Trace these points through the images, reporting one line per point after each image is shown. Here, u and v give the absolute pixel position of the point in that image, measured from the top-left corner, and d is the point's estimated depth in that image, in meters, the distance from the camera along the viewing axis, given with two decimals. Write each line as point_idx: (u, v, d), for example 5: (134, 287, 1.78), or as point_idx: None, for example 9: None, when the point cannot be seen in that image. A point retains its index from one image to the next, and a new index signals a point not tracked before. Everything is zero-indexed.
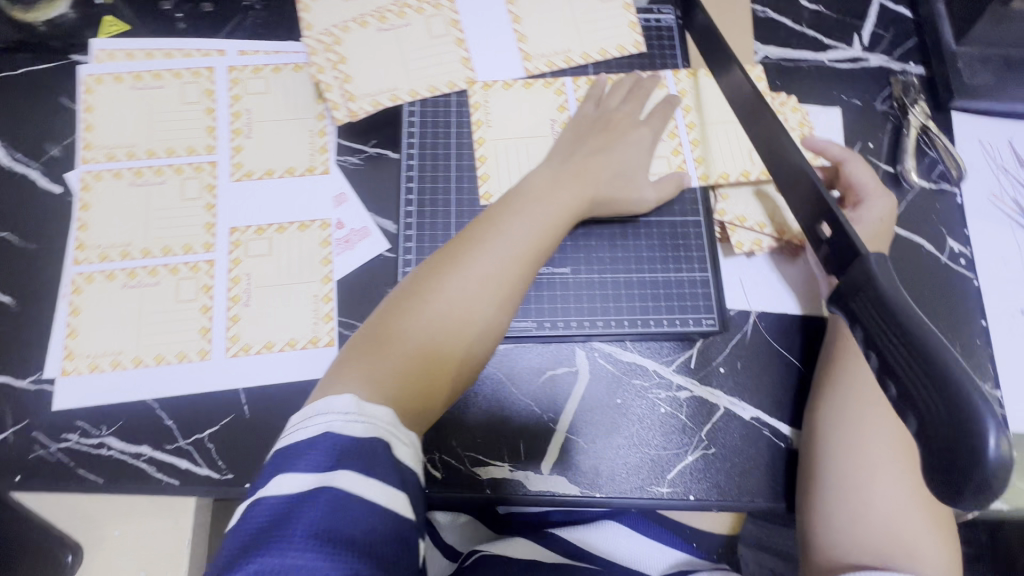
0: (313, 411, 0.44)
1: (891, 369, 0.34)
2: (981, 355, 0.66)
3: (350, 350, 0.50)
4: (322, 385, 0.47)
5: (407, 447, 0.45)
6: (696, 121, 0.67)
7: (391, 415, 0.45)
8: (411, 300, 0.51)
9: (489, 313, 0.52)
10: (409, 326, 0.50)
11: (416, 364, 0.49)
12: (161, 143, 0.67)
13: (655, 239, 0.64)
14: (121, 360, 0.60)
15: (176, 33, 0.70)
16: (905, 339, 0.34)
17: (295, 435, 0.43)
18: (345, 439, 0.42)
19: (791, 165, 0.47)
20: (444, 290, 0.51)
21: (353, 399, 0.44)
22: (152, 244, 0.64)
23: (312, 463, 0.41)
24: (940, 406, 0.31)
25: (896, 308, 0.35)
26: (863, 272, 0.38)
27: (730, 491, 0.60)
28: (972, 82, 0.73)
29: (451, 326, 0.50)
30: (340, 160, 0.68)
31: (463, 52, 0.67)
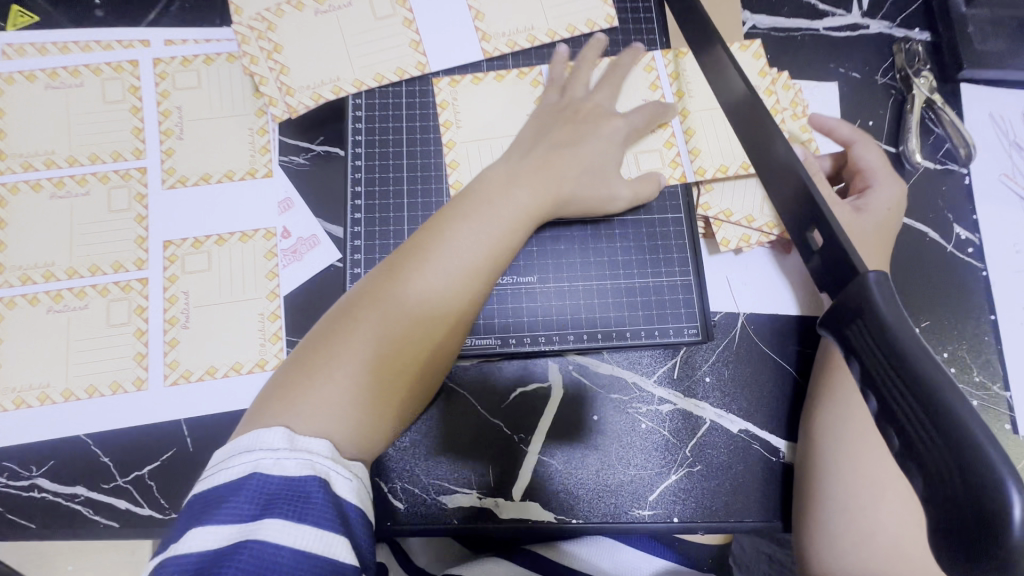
0: (240, 448, 0.40)
1: (892, 414, 0.29)
2: (989, 353, 0.61)
3: (277, 383, 0.44)
4: (250, 416, 0.43)
5: (348, 480, 0.40)
6: (686, 107, 0.60)
7: (328, 446, 0.41)
8: (347, 323, 0.45)
9: (437, 334, 0.46)
10: (342, 353, 0.44)
11: (355, 397, 0.43)
12: (83, 150, 0.60)
13: (631, 241, 0.59)
14: (49, 394, 0.55)
15: (93, 22, 0.62)
16: (908, 379, 0.28)
17: (219, 476, 0.39)
18: (274, 481, 0.38)
19: (772, 158, 0.41)
20: (384, 311, 0.45)
21: (284, 432, 0.40)
22: (78, 263, 0.58)
23: (235, 511, 0.37)
24: (949, 464, 0.26)
25: (897, 340, 0.29)
26: (860, 293, 0.32)
27: (717, 512, 0.55)
28: (983, 49, 0.66)
29: (391, 351, 0.45)
30: (283, 161, 0.61)
31: (412, 34, 0.60)
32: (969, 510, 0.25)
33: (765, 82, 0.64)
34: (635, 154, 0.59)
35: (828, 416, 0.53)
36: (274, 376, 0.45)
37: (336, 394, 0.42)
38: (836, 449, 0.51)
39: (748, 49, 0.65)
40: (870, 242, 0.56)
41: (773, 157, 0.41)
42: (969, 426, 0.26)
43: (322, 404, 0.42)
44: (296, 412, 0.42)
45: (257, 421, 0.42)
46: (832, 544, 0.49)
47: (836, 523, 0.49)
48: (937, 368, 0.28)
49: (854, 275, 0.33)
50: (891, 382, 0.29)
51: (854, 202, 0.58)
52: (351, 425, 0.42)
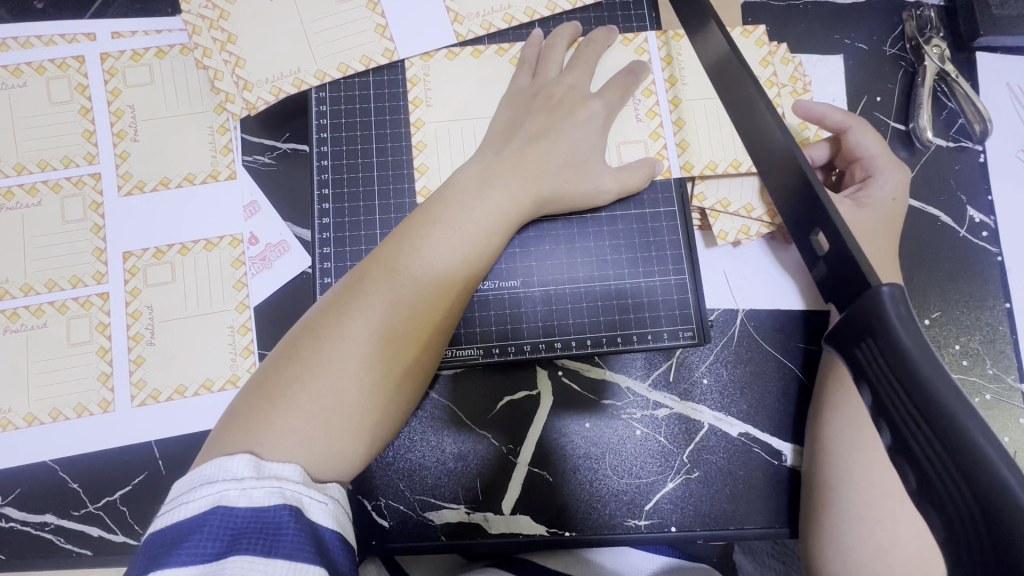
0: (199, 480, 0.35)
1: (909, 452, 0.24)
2: (1004, 344, 0.58)
3: (236, 411, 0.40)
4: (209, 446, 0.39)
5: (324, 504, 0.37)
6: (679, 95, 0.56)
7: (299, 470, 0.37)
8: (312, 343, 0.41)
9: (411, 350, 0.43)
10: (308, 377, 0.40)
11: (322, 424, 0.39)
12: (32, 156, 0.56)
13: (620, 237, 0.55)
14: (11, 420, 0.52)
15: (33, 16, 0.57)
16: (927, 413, 0.23)
17: (175, 514, 0.34)
18: (240, 514, 0.33)
19: (767, 143, 0.35)
20: (351, 327, 0.41)
21: (250, 459, 0.36)
22: (33, 279, 0.54)
23: (195, 553, 0.32)
24: (978, 522, 0.21)
25: (914, 365, 0.24)
26: (870, 309, 0.27)
27: (717, 520, 0.53)
28: (1001, 12, 0.61)
29: (364, 372, 0.41)
30: (246, 161, 0.57)
31: (377, 17, 0.55)
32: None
33: (766, 72, 0.59)
34: (618, 144, 0.55)
35: (837, 419, 0.50)
36: (233, 403, 0.41)
37: (304, 422, 0.39)
38: (844, 455, 0.48)
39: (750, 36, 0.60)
40: (879, 236, 0.53)
41: (761, 146, 0.36)
42: (1004, 476, 0.21)
43: (292, 431, 0.38)
44: (262, 440, 0.38)
45: (218, 447, 0.38)
46: (844, 557, 0.46)
47: (848, 535, 0.46)
48: (962, 400, 0.23)
49: (866, 288, 0.27)
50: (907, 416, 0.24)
51: (853, 195, 0.55)
52: (321, 453, 0.39)
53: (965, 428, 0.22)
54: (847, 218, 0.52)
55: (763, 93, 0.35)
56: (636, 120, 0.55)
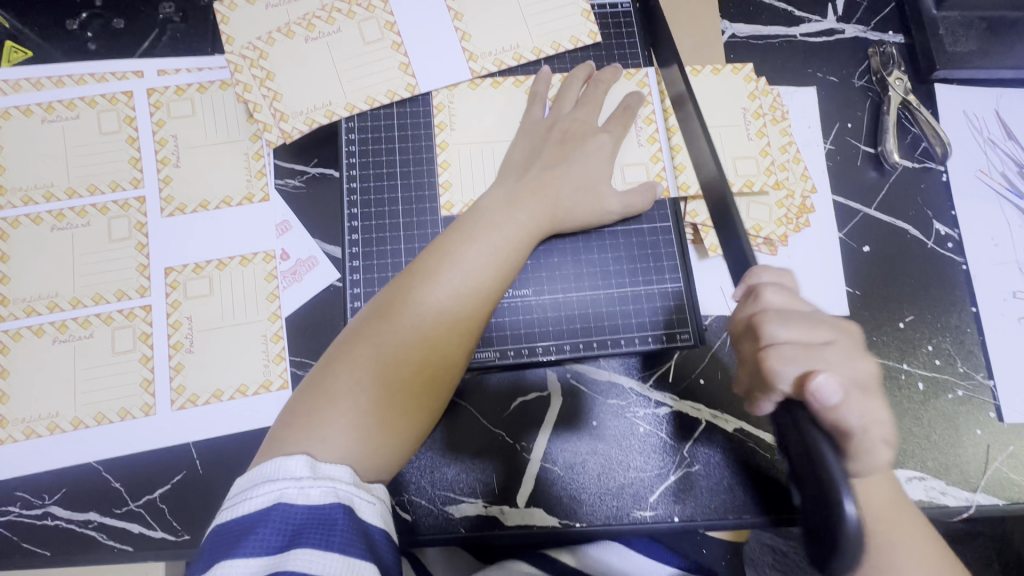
0: (261, 478, 0.40)
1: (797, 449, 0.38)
2: (972, 345, 0.63)
3: (294, 409, 0.46)
4: (267, 446, 0.44)
5: (371, 504, 0.42)
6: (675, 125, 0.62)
7: (349, 472, 0.42)
8: (363, 346, 0.48)
9: (450, 351, 0.49)
10: (360, 375, 0.46)
11: (374, 418, 0.46)
12: (82, 181, 0.61)
13: (621, 250, 0.60)
14: (58, 424, 0.56)
15: (87, 56, 0.64)
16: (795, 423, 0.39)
17: (241, 507, 0.39)
18: (299, 510, 0.39)
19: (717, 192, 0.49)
20: (397, 332, 0.48)
21: (306, 460, 0.41)
22: (81, 293, 0.59)
23: (261, 544, 0.37)
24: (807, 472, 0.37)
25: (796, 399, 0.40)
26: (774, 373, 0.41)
27: (716, 510, 0.57)
28: (954, 50, 0.68)
29: (409, 372, 0.47)
30: (279, 184, 0.62)
31: (401, 57, 0.61)
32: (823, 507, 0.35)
33: (753, 105, 0.65)
34: (622, 167, 0.60)
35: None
36: (290, 402, 0.47)
37: (357, 418, 0.45)
38: None
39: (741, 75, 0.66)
40: None
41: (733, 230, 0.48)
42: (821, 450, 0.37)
43: None
44: None
45: (278, 448, 0.43)
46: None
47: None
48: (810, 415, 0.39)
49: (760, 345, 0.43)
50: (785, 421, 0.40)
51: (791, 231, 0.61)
52: None
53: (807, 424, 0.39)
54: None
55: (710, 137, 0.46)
56: (638, 144, 0.61)
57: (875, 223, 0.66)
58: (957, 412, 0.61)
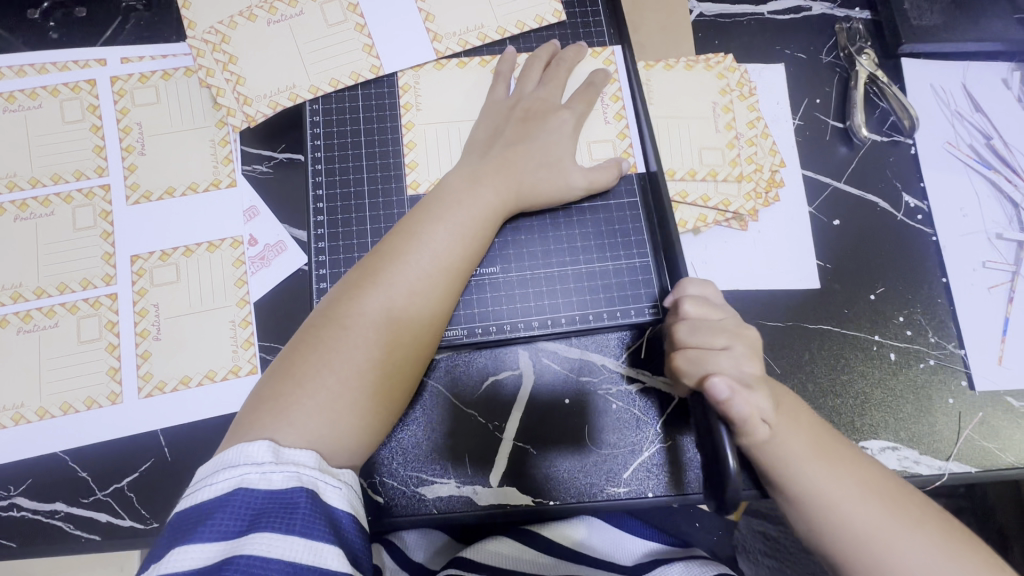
0: (221, 465, 0.40)
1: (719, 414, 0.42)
2: (943, 315, 0.63)
3: (261, 395, 0.46)
4: (232, 432, 0.44)
5: (338, 488, 0.42)
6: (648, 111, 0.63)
7: (314, 457, 0.42)
8: (330, 328, 0.48)
9: (421, 329, 0.50)
10: (330, 357, 0.46)
11: (345, 398, 0.46)
12: (45, 170, 0.61)
13: (589, 227, 0.60)
14: (23, 414, 0.55)
15: (49, 45, 0.63)
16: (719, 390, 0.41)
17: (201, 493, 0.39)
18: (260, 494, 0.39)
19: None
20: (366, 313, 0.48)
21: (269, 445, 0.41)
22: (45, 283, 0.58)
23: (222, 528, 0.38)
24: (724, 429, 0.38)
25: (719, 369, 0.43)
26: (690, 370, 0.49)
27: (690, 484, 0.57)
28: (919, 24, 0.69)
29: (379, 353, 0.48)
30: (246, 170, 0.62)
31: (365, 38, 0.61)
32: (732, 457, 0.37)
33: (723, 100, 0.64)
34: (587, 143, 0.60)
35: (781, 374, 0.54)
36: (256, 389, 0.47)
37: (327, 401, 0.45)
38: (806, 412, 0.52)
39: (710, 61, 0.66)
40: None
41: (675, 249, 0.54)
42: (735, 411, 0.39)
43: None
44: None
45: (244, 433, 0.43)
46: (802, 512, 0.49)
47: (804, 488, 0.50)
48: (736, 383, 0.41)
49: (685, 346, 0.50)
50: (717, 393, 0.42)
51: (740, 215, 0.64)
52: None
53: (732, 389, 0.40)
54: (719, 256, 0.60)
55: None
56: (605, 121, 0.61)
57: (845, 197, 0.66)
58: (929, 381, 0.61)
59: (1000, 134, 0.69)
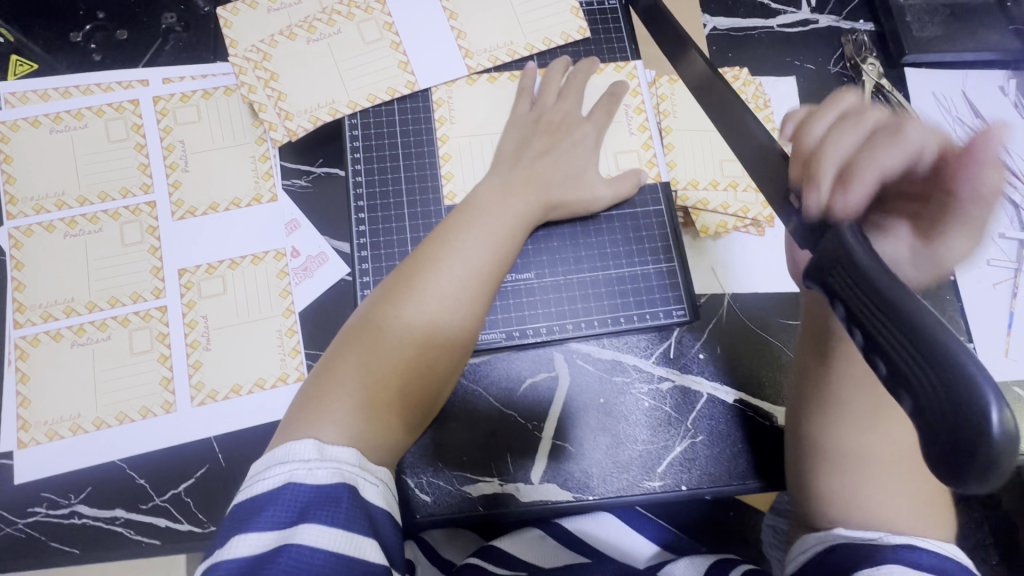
0: (273, 461, 0.43)
1: (876, 343, 0.31)
2: (952, 311, 0.67)
3: (307, 393, 0.48)
4: (283, 429, 0.47)
5: (374, 485, 0.44)
6: (669, 125, 0.67)
7: (355, 455, 0.44)
8: (367, 331, 0.50)
9: (451, 331, 0.52)
10: (367, 360, 0.49)
11: (377, 399, 0.48)
12: (92, 188, 0.63)
13: (618, 234, 0.63)
14: (81, 425, 0.57)
15: (92, 67, 0.65)
16: (886, 312, 0.31)
17: (255, 486, 0.42)
18: (307, 489, 0.41)
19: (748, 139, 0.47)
20: (399, 317, 0.51)
21: (314, 444, 0.43)
22: (97, 297, 0.60)
23: (273, 519, 0.39)
24: (928, 374, 0.28)
25: (873, 277, 0.32)
26: (836, 242, 0.35)
27: (721, 476, 0.60)
28: (920, 36, 0.73)
29: (409, 354, 0.50)
30: (286, 185, 0.64)
31: (400, 55, 0.64)
32: (950, 421, 0.27)
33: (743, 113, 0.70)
34: (614, 154, 0.63)
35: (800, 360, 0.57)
36: (302, 389, 0.50)
37: (359, 397, 0.47)
38: (820, 398, 0.54)
39: (726, 74, 0.71)
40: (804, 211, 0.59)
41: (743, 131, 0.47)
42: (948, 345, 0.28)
43: None
44: None
45: (292, 431, 0.46)
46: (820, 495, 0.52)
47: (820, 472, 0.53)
48: (915, 304, 0.30)
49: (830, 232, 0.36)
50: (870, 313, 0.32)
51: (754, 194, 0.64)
52: None
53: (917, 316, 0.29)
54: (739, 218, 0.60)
55: (745, 107, 0.46)
56: (629, 133, 0.64)
57: None
58: None
59: (1000, 138, 0.73)
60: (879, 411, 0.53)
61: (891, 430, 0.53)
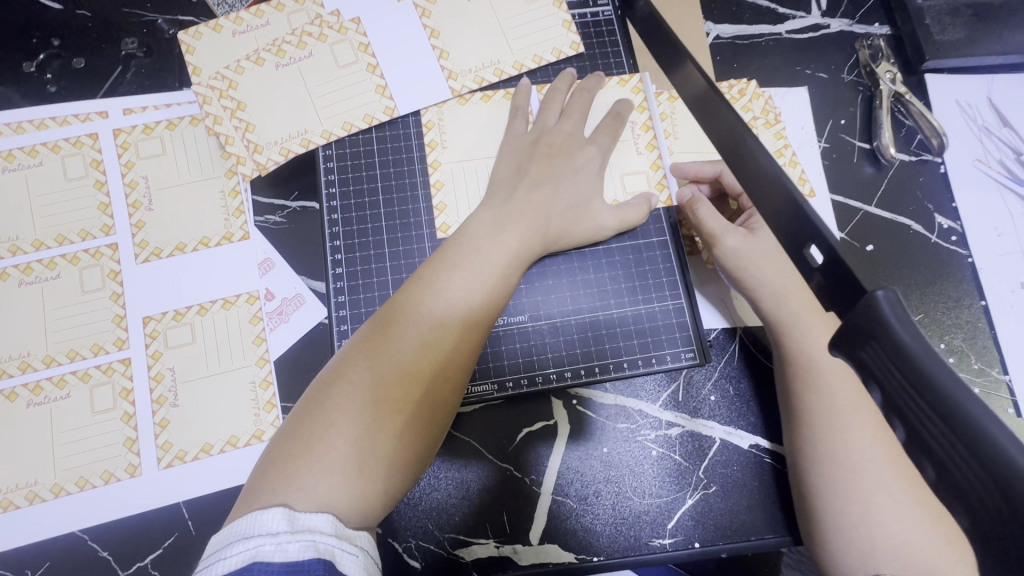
0: (236, 535, 0.36)
1: (922, 441, 0.24)
2: (984, 340, 0.61)
3: (271, 459, 0.42)
4: (242, 499, 0.40)
5: (355, 556, 0.37)
6: (670, 148, 0.61)
7: (332, 522, 0.38)
8: (340, 386, 0.44)
9: (438, 383, 0.46)
10: (337, 417, 0.42)
11: (353, 465, 0.41)
12: (49, 232, 0.58)
13: (619, 268, 0.58)
14: (38, 493, 0.52)
15: (48, 99, 0.61)
16: (935, 408, 0.23)
17: (216, 568, 0.35)
18: (275, 568, 0.34)
19: (744, 157, 0.39)
20: (378, 370, 0.44)
21: (284, 513, 0.37)
22: (55, 350, 0.55)
23: None
24: (988, 490, 0.21)
25: (917, 359, 0.24)
26: (868, 313, 0.27)
27: (737, 532, 0.54)
28: (943, 38, 0.67)
29: (388, 413, 0.43)
30: (259, 221, 0.59)
31: (377, 78, 0.59)
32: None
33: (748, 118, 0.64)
34: (621, 176, 0.58)
35: (820, 404, 0.51)
36: (266, 454, 0.43)
37: (335, 465, 0.41)
38: (842, 452, 0.49)
39: (732, 88, 0.65)
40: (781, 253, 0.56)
41: (749, 166, 0.39)
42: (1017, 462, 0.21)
43: (326, 475, 0.40)
44: (297, 485, 0.39)
45: (253, 501, 0.39)
46: (842, 563, 0.47)
47: (843, 538, 0.47)
48: (974, 400, 0.23)
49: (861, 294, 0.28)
50: (912, 403, 0.24)
51: (746, 223, 0.58)
52: (353, 498, 0.40)
53: (973, 416, 0.22)
54: (740, 243, 0.56)
55: (746, 125, 0.39)
56: (637, 153, 0.59)
57: (875, 221, 0.65)
58: None
59: None
60: (907, 470, 0.48)
61: (923, 489, 0.48)
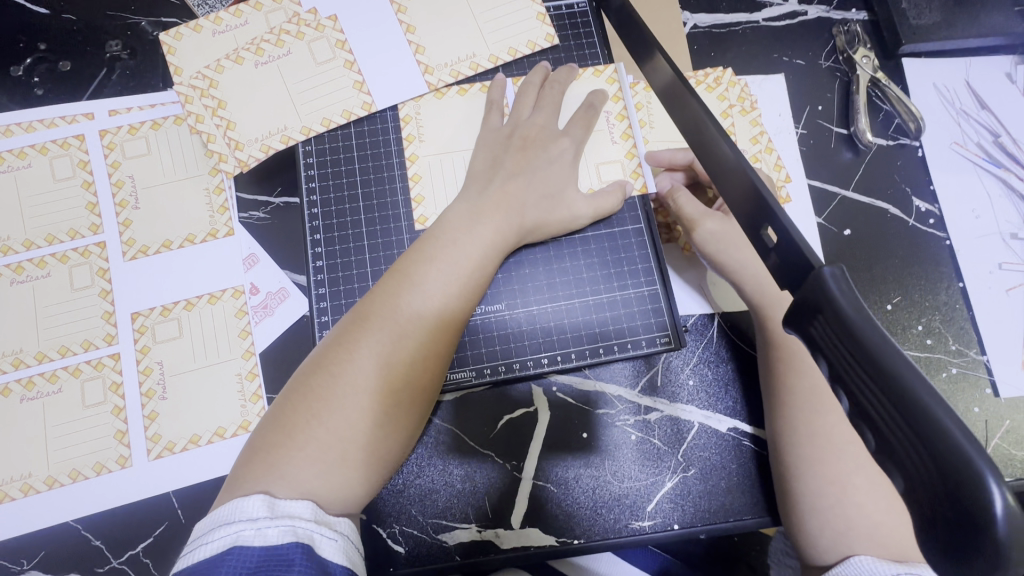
0: (217, 522, 0.38)
1: (863, 411, 0.24)
2: (961, 321, 0.62)
3: (254, 448, 0.43)
4: (226, 487, 0.42)
5: (334, 541, 0.39)
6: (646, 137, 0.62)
7: (311, 508, 0.39)
8: (318, 375, 0.45)
9: (413, 371, 0.46)
10: (315, 404, 0.44)
11: (332, 451, 0.42)
12: (40, 231, 0.59)
13: (595, 257, 0.59)
14: (32, 484, 0.54)
15: (36, 102, 0.62)
16: (873, 375, 0.24)
17: (197, 553, 0.36)
18: (255, 553, 0.35)
19: (707, 143, 0.40)
20: (354, 359, 0.45)
21: (264, 500, 0.38)
22: (47, 346, 0.57)
23: None
24: (921, 454, 0.22)
25: (856, 329, 0.25)
26: (816, 289, 0.28)
27: (716, 514, 0.55)
28: (919, 22, 0.67)
29: (364, 400, 0.44)
30: (243, 218, 0.61)
31: (355, 75, 0.60)
32: (953, 512, 0.21)
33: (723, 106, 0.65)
34: (596, 166, 0.59)
35: (793, 387, 0.52)
36: (250, 442, 0.44)
37: (316, 451, 0.42)
38: (814, 433, 0.50)
39: (708, 76, 0.66)
40: None
41: (711, 152, 0.40)
42: (948, 427, 0.21)
43: (307, 462, 0.42)
44: (279, 472, 0.41)
45: (235, 488, 0.41)
46: (816, 542, 0.48)
47: (816, 518, 0.48)
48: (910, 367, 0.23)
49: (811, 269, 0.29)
50: (853, 373, 0.25)
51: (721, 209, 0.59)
52: (331, 483, 0.42)
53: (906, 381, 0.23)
54: (715, 229, 0.57)
55: (708, 111, 0.40)
56: (612, 142, 0.60)
57: (853, 206, 0.65)
58: (949, 389, 0.60)
59: (1007, 130, 0.67)
60: None
61: None
